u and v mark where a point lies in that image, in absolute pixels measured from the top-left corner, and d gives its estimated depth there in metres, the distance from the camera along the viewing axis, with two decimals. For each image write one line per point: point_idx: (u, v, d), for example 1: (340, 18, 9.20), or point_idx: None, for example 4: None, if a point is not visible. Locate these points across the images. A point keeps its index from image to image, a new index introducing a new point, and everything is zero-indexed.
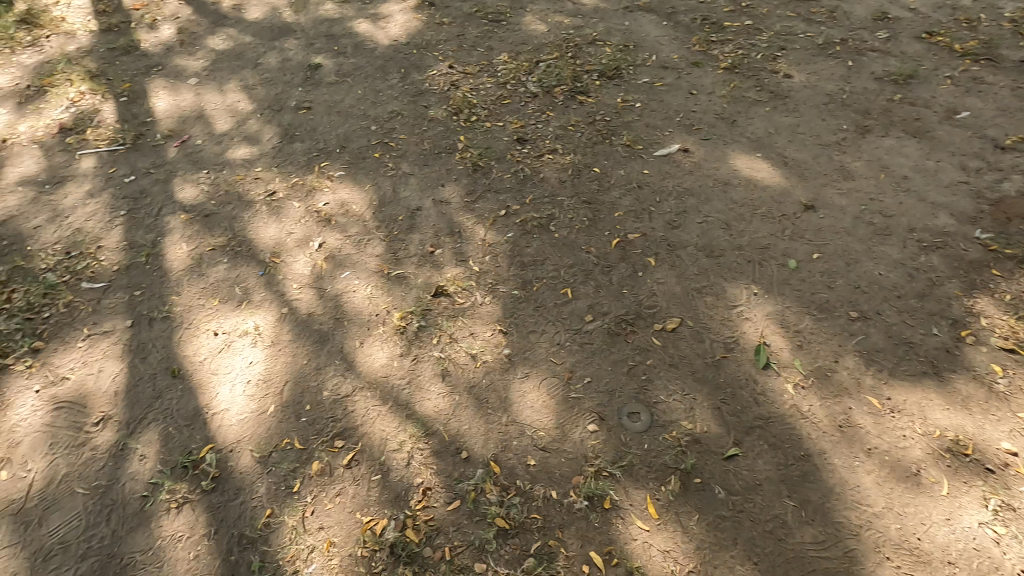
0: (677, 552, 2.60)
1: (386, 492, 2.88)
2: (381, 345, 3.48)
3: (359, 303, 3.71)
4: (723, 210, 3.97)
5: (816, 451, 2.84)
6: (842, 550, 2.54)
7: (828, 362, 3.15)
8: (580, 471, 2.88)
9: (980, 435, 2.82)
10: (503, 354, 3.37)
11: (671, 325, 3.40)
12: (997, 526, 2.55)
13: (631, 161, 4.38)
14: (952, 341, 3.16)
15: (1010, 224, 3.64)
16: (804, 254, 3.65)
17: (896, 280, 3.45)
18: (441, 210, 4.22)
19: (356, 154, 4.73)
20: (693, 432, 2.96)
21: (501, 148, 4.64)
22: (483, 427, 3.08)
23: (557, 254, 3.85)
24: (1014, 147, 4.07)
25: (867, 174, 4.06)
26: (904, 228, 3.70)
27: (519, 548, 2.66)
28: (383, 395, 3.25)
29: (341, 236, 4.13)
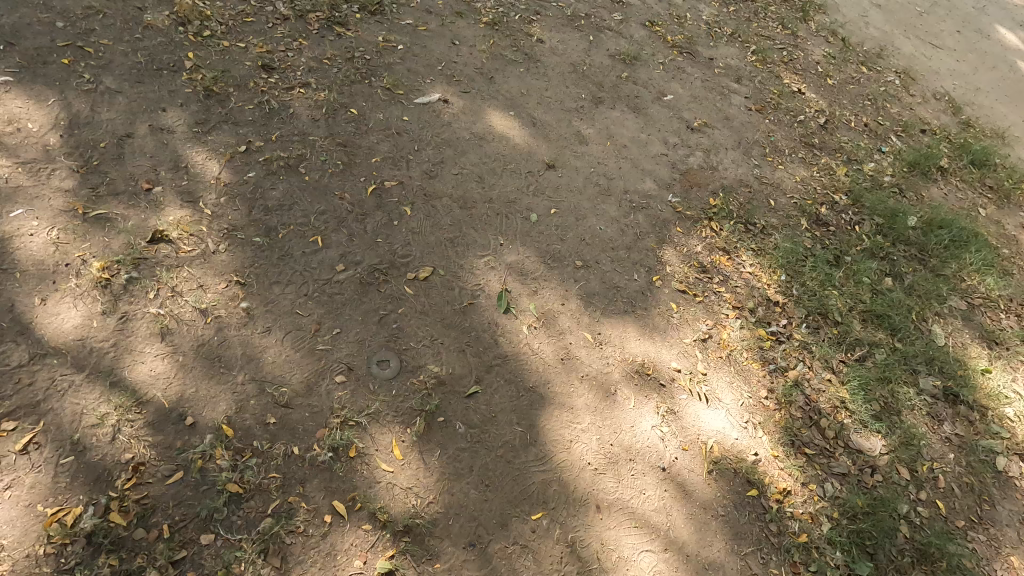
0: (419, 487, 2.77)
1: (81, 476, 2.42)
2: (74, 302, 2.84)
3: (39, 250, 2.94)
4: (477, 163, 4.15)
5: (542, 382, 3.27)
6: (556, 462, 3.01)
7: (556, 305, 3.61)
8: (325, 423, 2.82)
9: (659, 357, 3.57)
10: (241, 308, 3.06)
11: (424, 274, 3.48)
12: (663, 426, 3.29)
13: (391, 105, 4.25)
14: (647, 285, 3.89)
15: (692, 191, 4.56)
16: (544, 209, 4.06)
17: (612, 234, 4.07)
18: (161, 139, 3.54)
19: (31, 57, 3.63)
20: (439, 375, 3.13)
21: (242, 73, 4.05)
22: (213, 390, 2.77)
23: (306, 199, 3.58)
24: (700, 129, 5.06)
25: (597, 141, 4.64)
26: (620, 190, 4.36)
27: (254, 511, 2.51)
28: (77, 361, 2.68)
29: (8, 162, 3.18)
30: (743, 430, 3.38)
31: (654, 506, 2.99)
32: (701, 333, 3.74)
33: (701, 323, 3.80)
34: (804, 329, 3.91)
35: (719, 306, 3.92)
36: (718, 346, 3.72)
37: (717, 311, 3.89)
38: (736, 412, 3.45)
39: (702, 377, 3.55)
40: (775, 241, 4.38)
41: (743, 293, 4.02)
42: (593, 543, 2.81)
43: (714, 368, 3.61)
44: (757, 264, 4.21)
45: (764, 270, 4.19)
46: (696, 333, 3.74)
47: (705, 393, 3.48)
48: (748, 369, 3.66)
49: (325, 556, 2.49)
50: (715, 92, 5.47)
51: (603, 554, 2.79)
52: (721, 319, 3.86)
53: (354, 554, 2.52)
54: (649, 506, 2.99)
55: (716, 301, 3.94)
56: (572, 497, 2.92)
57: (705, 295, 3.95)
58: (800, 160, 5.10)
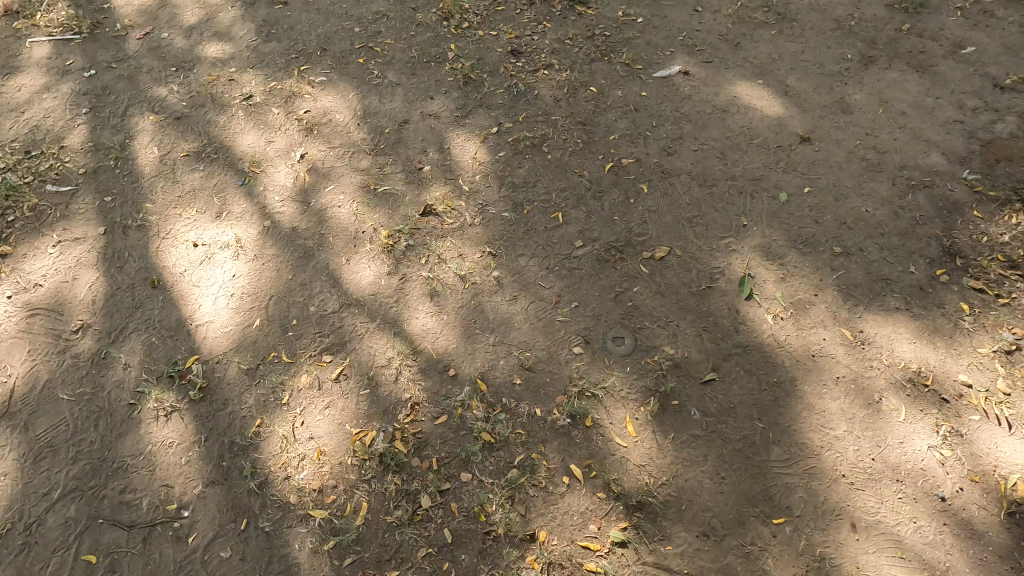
0: (651, 466, 2.77)
1: (375, 406, 2.94)
2: (368, 263, 3.43)
3: (344, 219, 3.60)
4: (719, 138, 3.90)
5: (788, 378, 2.99)
6: (803, 468, 2.74)
7: (808, 295, 3.24)
8: (564, 390, 2.98)
9: (942, 367, 2.98)
10: (492, 276, 3.37)
11: (660, 254, 3.41)
12: (944, 449, 2.76)
13: (629, 81, 4.21)
14: (927, 280, 3.27)
15: (998, 166, 3.66)
16: (795, 187, 3.65)
17: (881, 218, 3.49)
18: (429, 124, 4.04)
19: (338, 59, 4.42)
20: (674, 357, 3.07)
21: (494, 59, 4.38)
22: (470, 347, 3.13)
23: (548, 177, 3.76)
24: (1014, 87, 4.01)
25: (866, 108, 3.99)
26: (895, 166, 3.70)
27: (503, 460, 2.79)
28: (371, 312, 3.25)
29: (324, 147, 3.94)
30: None
31: (928, 540, 2.55)
32: (1004, 343, 3.02)
33: (1005, 331, 3.07)
34: None
35: None
36: None
37: None
38: None
39: (1003, 397, 2.88)
40: None
41: None
42: (845, 564, 2.51)
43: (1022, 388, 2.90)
44: None
45: None
46: (998, 342, 3.03)
47: (1007, 418, 2.82)
48: None
49: (563, 514, 2.66)
50: None
51: None
52: None
53: (588, 518, 2.65)
54: (921, 538, 2.56)
55: None
56: (821, 509, 2.64)
57: (1013, 297, 3.17)
58: None
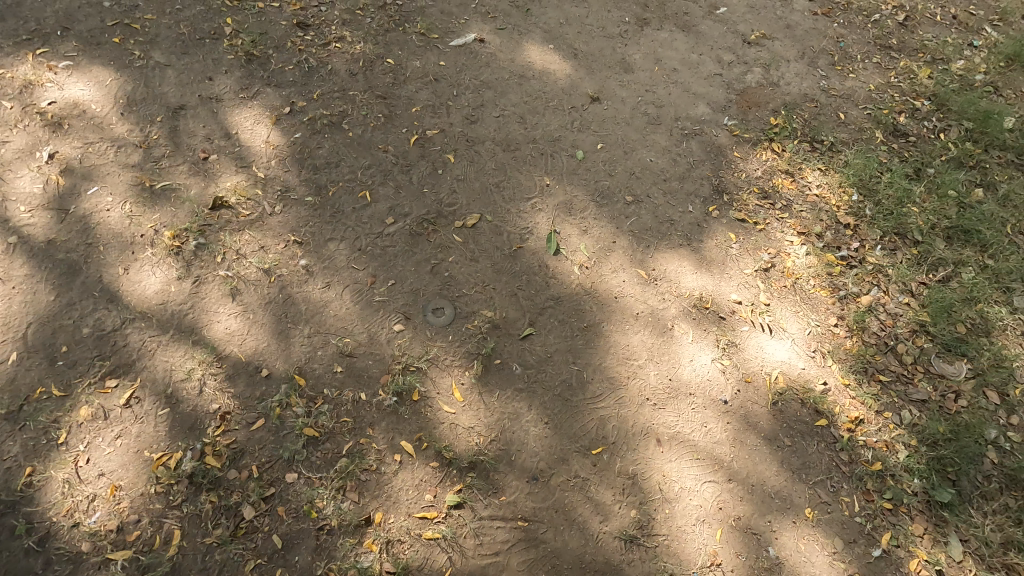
0: (480, 426, 2.87)
1: (177, 425, 2.67)
2: (153, 269, 3.06)
3: (116, 224, 3.16)
4: (518, 103, 4.03)
5: (596, 321, 3.25)
6: (615, 399, 3.02)
7: (608, 244, 3.53)
8: (387, 369, 2.95)
9: (718, 290, 3.44)
10: (301, 266, 3.19)
11: (471, 221, 3.48)
12: (724, 359, 3.21)
13: (427, 51, 4.17)
14: (702, 216, 3.72)
15: (750, 111, 4.26)
16: (590, 144, 3.92)
17: (663, 165, 3.89)
18: (211, 108, 3.65)
19: (86, 38, 3.80)
20: (493, 319, 3.17)
21: (279, 33, 4.07)
22: (283, 343, 2.95)
23: (352, 154, 3.62)
24: (757, 42, 4.67)
25: (643, 67, 4.38)
26: (671, 117, 4.13)
27: (331, 452, 2.70)
28: (162, 323, 2.91)
29: (80, 143, 3.38)
30: (810, 360, 3.25)
31: (716, 439, 2.97)
32: (762, 263, 3.57)
33: (762, 252, 3.62)
34: (878, 252, 3.65)
35: (782, 234, 3.70)
36: (782, 275, 3.54)
37: (779, 238, 3.68)
38: (802, 341, 3.32)
39: (764, 307, 3.41)
40: (846, 158, 4.05)
41: (809, 217, 3.78)
42: (654, 475, 2.84)
43: (777, 297, 3.46)
44: (824, 184, 3.92)
45: (833, 190, 3.90)
46: (758, 263, 3.57)
47: (768, 323, 3.36)
48: (815, 297, 3.48)
49: (397, 491, 2.66)
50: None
51: (664, 485, 2.82)
52: (785, 247, 3.65)
53: (423, 489, 2.68)
54: (711, 438, 2.97)
55: (778, 228, 3.73)
56: (632, 432, 2.94)
57: (766, 223, 3.74)
58: (874, 66, 4.63)
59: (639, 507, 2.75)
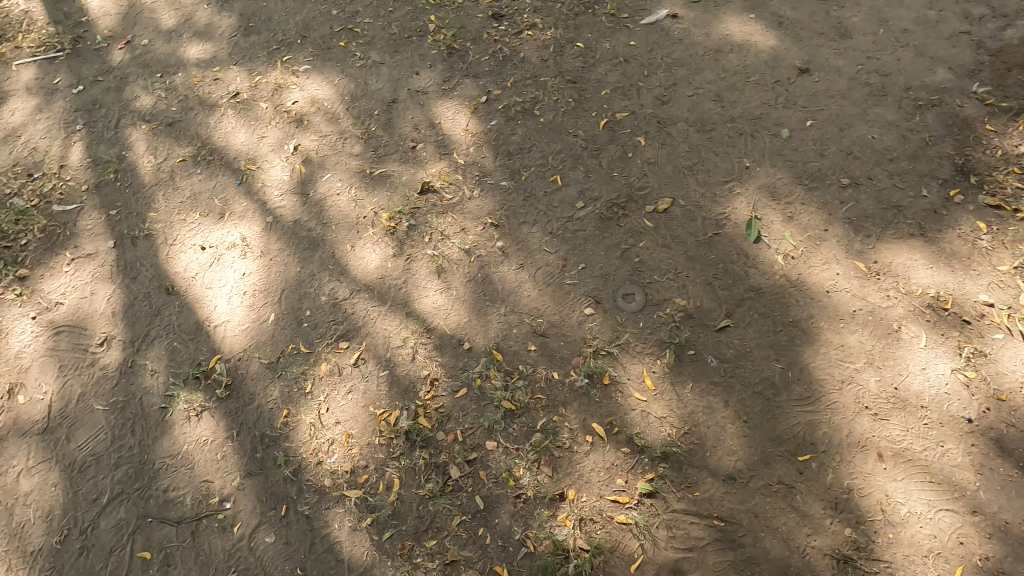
0: (673, 417, 2.79)
1: (395, 386, 3.00)
2: (374, 247, 3.45)
3: (345, 206, 3.61)
4: (715, 80, 3.79)
5: (804, 317, 2.96)
6: (826, 404, 2.74)
7: (818, 232, 3.18)
8: (579, 352, 3.00)
9: (961, 290, 2.93)
10: (497, 247, 3.36)
11: (663, 206, 3.37)
12: (968, 371, 2.73)
13: (616, 32, 4.10)
14: (941, 202, 3.18)
15: (1009, 75, 3.52)
16: (798, 121, 3.55)
17: (889, 143, 3.39)
18: (418, 100, 3.99)
19: (319, 44, 4.36)
20: (686, 308, 3.05)
21: (476, 26, 4.29)
22: (482, 319, 3.15)
23: (543, 140, 3.71)
24: None
25: (865, 30, 3.84)
26: (900, 87, 3.58)
27: (526, 426, 2.83)
28: (381, 295, 3.28)
29: (316, 136, 3.92)
30: None
31: (956, 462, 2.55)
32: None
33: None
34: None
35: None
36: None
37: None
38: None
39: None
40: None
41: None
42: (874, 494, 2.53)
43: None
44: None
45: None
46: (1018, 258, 2.96)
47: None
48: None
49: (589, 471, 2.71)
50: None
51: (888, 507, 2.50)
52: None
53: (615, 473, 2.69)
54: (950, 461, 2.56)
55: None
56: (847, 442, 2.65)
57: None
58: None
59: (856, 527, 2.47)
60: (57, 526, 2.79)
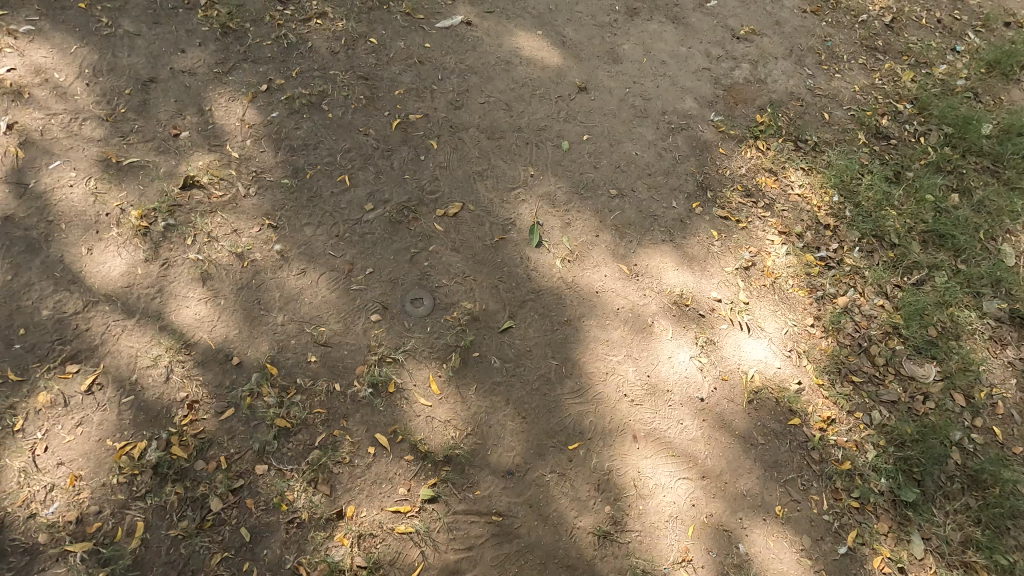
0: (457, 420, 2.84)
1: (142, 413, 2.58)
2: (118, 251, 2.93)
3: (80, 201, 3.01)
4: (504, 90, 3.95)
5: (577, 316, 3.23)
6: (593, 395, 3.02)
7: (590, 238, 3.49)
8: (363, 360, 2.89)
9: (698, 288, 3.45)
10: (275, 251, 3.09)
11: (453, 211, 3.41)
12: (702, 357, 3.22)
13: (411, 32, 4.05)
14: (686, 212, 3.71)
15: (736, 108, 4.24)
16: (576, 135, 3.86)
17: (649, 159, 3.86)
18: (183, 82, 3.49)
19: (49, 3, 3.59)
20: (472, 311, 3.13)
21: (257, 6, 3.90)
22: (254, 331, 2.86)
23: (332, 137, 3.51)
24: (746, 37, 4.64)
25: (632, 58, 4.32)
26: (658, 111, 4.09)
27: (302, 444, 2.64)
28: (127, 307, 2.80)
29: (40, 114, 3.21)
30: (786, 359, 3.29)
31: (691, 436, 2.99)
32: (743, 261, 3.58)
33: (744, 250, 3.63)
34: (856, 253, 3.68)
35: (764, 233, 3.72)
36: (762, 274, 3.56)
37: (760, 237, 3.69)
38: (779, 341, 3.34)
39: (743, 306, 3.42)
40: (828, 158, 4.07)
41: (790, 217, 3.79)
42: (629, 472, 2.85)
43: (757, 296, 3.47)
44: (807, 184, 3.93)
45: (815, 190, 3.92)
46: (739, 261, 3.58)
47: (746, 322, 3.38)
48: (794, 297, 3.51)
49: (371, 485, 2.62)
50: None
51: (639, 482, 2.83)
52: (766, 246, 3.67)
53: (397, 483, 2.65)
54: (687, 436, 2.99)
55: (760, 227, 3.74)
56: (609, 428, 2.94)
57: (749, 221, 3.75)
58: (859, 67, 4.64)
59: (614, 503, 2.76)
60: None
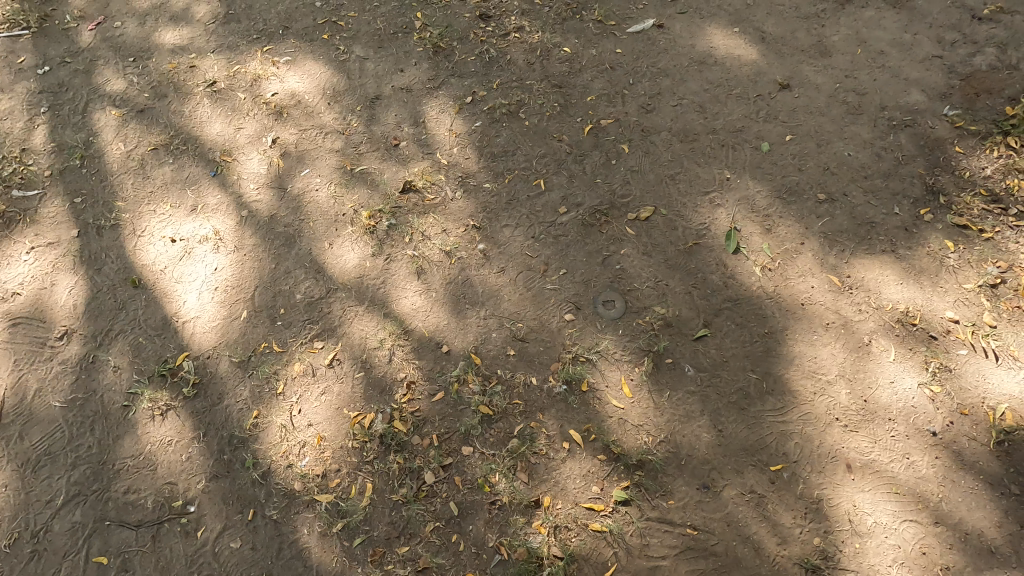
0: (649, 426, 2.81)
1: (371, 388, 2.94)
2: (352, 246, 3.38)
3: (324, 203, 3.53)
4: (698, 91, 3.83)
5: (779, 328, 3.01)
6: (799, 415, 2.79)
7: (794, 245, 3.24)
8: (558, 357, 2.99)
9: (928, 306, 3.02)
10: (478, 250, 3.33)
11: (644, 215, 3.39)
12: (933, 385, 2.81)
13: (603, 39, 4.12)
14: (912, 220, 3.27)
15: (978, 99, 3.65)
16: (777, 136, 3.61)
17: (864, 160, 3.48)
18: (402, 98, 3.93)
19: (301, 36, 4.27)
20: (665, 316, 3.07)
21: (463, 26, 4.25)
22: (461, 323, 3.11)
23: (528, 143, 3.69)
24: (991, 17, 3.98)
25: (843, 50, 3.94)
26: (875, 106, 3.67)
27: (503, 431, 2.81)
28: (358, 295, 3.22)
29: (295, 130, 3.82)
30: None
31: (920, 475, 2.62)
32: (989, 278, 3.06)
33: (989, 265, 3.10)
34: None
35: (1017, 245, 3.14)
36: (1015, 294, 3.01)
37: (1012, 250, 3.13)
38: None
39: (989, 330, 2.92)
40: None
41: None
42: (842, 504, 2.58)
43: (1007, 320, 2.95)
44: None
45: None
46: (983, 277, 3.06)
47: (993, 349, 2.88)
48: None
49: (565, 479, 2.70)
50: None
51: (855, 517, 2.55)
52: (1020, 261, 3.10)
53: (591, 480, 2.69)
54: (915, 473, 2.63)
55: (1012, 238, 3.16)
56: (817, 453, 2.70)
57: (996, 231, 3.19)
58: None
59: (824, 536, 2.52)
60: (9, 529, 2.68)
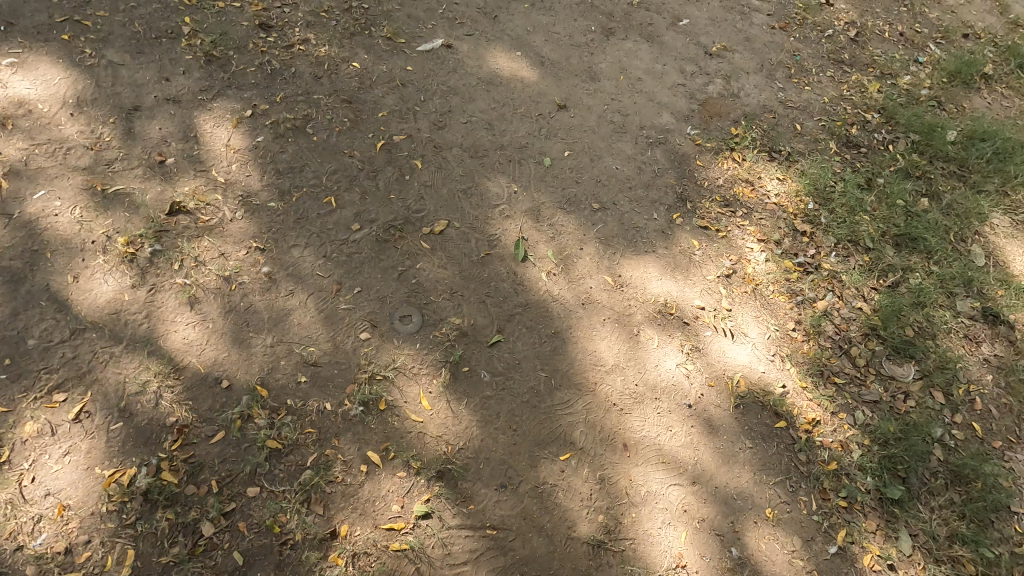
0: (448, 435, 2.85)
1: (131, 440, 2.56)
2: (105, 278, 2.93)
3: (66, 229, 3.02)
4: (486, 110, 4.04)
5: (564, 328, 3.28)
6: (583, 405, 3.05)
7: (574, 250, 3.57)
8: (353, 378, 2.90)
9: (682, 297, 3.52)
10: (262, 273, 3.11)
11: (438, 228, 3.46)
12: (688, 364, 3.28)
13: (393, 56, 4.14)
14: (667, 223, 3.80)
15: (712, 121, 4.37)
16: (557, 152, 3.95)
17: (628, 173, 3.95)
18: (168, 110, 3.54)
19: (32, 35, 3.62)
20: (461, 326, 3.16)
21: (240, 34, 3.97)
22: (244, 354, 2.87)
23: (317, 159, 3.56)
24: (718, 53, 4.80)
25: (609, 76, 4.45)
26: (636, 126, 4.21)
27: (294, 464, 2.64)
28: (114, 333, 2.80)
29: (25, 145, 3.22)
30: (770, 363, 3.36)
31: (680, 442, 3.03)
32: (724, 269, 3.67)
33: (724, 259, 3.72)
34: (833, 259, 3.79)
35: (743, 241, 3.82)
36: (743, 281, 3.64)
37: (740, 245, 3.79)
38: (762, 346, 3.42)
39: (726, 313, 3.50)
40: (802, 168, 4.20)
41: (768, 225, 3.90)
42: (621, 480, 2.88)
43: (738, 303, 3.55)
44: (782, 193, 4.05)
45: (791, 199, 4.03)
46: (720, 269, 3.66)
47: (730, 328, 3.45)
48: (774, 302, 3.59)
49: (364, 503, 2.62)
50: (734, 13, 5.18)
51: (631, 490, 2.86)
52: (745, 254, 3.76)
53: (391, 500, 2.65)
54: (676, 442, 3.03)
55: (739, 236, 3.84)
56: (599, 437, 2.98)
57: (728, 230, 3.85)
58: (828, 79, 4.81)
59: (607, 512, 2.78)
60: None
